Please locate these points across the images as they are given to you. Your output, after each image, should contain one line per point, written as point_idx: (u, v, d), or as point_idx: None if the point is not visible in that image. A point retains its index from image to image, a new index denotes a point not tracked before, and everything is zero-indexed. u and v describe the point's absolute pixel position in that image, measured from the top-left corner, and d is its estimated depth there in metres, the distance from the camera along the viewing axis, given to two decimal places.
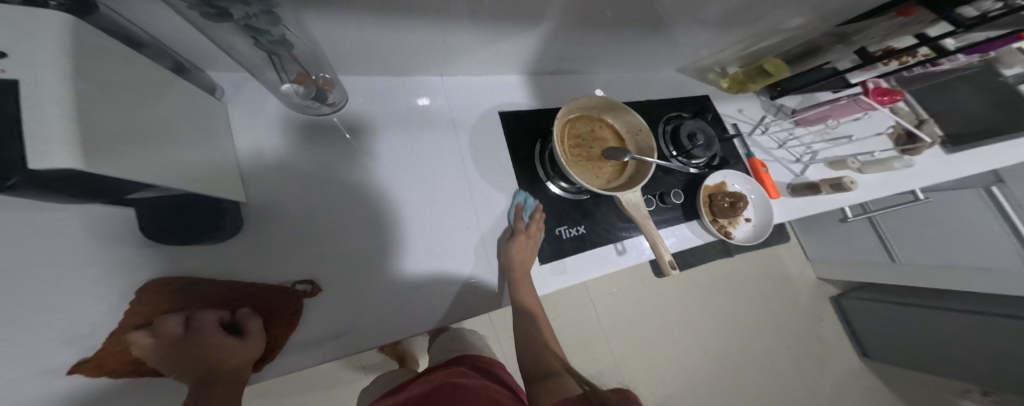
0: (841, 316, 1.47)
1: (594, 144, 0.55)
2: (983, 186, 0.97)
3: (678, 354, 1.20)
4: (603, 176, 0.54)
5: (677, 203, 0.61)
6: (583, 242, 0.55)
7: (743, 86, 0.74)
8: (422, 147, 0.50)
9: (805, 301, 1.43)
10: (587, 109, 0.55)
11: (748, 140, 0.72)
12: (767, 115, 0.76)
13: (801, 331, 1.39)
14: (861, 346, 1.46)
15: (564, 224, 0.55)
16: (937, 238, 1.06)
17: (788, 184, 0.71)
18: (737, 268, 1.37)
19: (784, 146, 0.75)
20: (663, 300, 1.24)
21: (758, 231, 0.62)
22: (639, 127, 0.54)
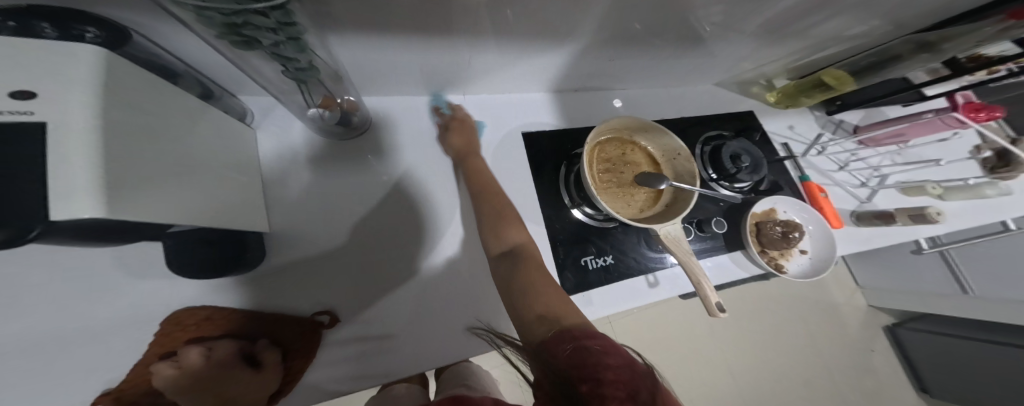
0: (896, 347, 1.29)
1: (625, 169, 0.51)
2: None
3: (705, 383, 1.10)
4: (636, 203, 0.50)
5: (717, 232, 0.55)
6: (609, 273, 0.50)
7: (796, 100, 0.67)
8: (443, 169, 0.48)
9: (853, 330, 1.27)
10: (619, 132, 0.52)
11: (801, 161, 0.64)
12: (824, 133, 0.68)
13: (851, 365, 1.23)
14: (918, 381, 1.26)
15: (589, 253, 0.50)
16: None
17: (851, 212, 0.62)
18: (774, 292, 1.24)
19: (846, 168, 0.66)
20: (689, 323, 1.15)
21: (818, 266, 0.54)
22: (677, 150, 0.50)
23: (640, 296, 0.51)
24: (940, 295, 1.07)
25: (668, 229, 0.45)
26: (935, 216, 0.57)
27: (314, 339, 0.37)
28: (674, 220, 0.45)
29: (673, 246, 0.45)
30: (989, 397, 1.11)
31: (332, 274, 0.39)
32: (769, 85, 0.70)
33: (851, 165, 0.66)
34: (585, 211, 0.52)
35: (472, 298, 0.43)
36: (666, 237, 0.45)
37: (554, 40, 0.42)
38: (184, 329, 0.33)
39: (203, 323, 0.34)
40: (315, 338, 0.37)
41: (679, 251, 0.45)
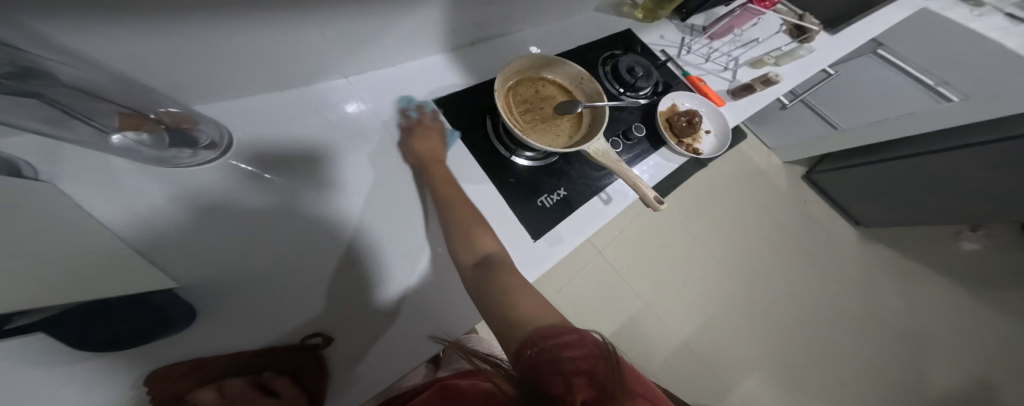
0: (819, 191, 1.50)
1: (546, 105, 0.52)
2: (872, 51, 1.07)
3: (676, 278, 1.27)
4: (564, 134, 0.51)
5: (641, 136, 0.61)
6: (568, 205, 0.53)
7: (656, 13, 0.73)
8: (366, 165, 0.46)
9: (785, 189, 1.47)
10: (525, 71, 0.52)
11: (680, 61, 0.72)
12: (686, 36, 0.75)
13: (792, 216, 1.43)
14: (852, 217, 1.46)
15: (543, 193, 0.53)
16: (860, 103, 1.14)
17: (727, 91, 0.70)
18: (713, 178, 1.43)
19: (710, 59, 0.74)
20: (645, 231, 1.32)
21: (721, 140, 0.64)
22: (579, 74, 0.52)
23: (597, 218, 0.54)
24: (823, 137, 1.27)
25: (597, 145, 0.47)
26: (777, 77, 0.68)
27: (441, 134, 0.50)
28: (602, 133, 0.47)
29: (602, 159, 0.46)
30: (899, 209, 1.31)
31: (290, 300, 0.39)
32: (634, 3, 0.75)
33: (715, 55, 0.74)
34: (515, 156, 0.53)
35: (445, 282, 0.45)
36: (595, 153, 0.46)
37: (408, 5, 0.41)
38: (184, 379, 0.30)
39: (191, 374, 0.30)
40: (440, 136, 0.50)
41: (608, 163, 0.46)
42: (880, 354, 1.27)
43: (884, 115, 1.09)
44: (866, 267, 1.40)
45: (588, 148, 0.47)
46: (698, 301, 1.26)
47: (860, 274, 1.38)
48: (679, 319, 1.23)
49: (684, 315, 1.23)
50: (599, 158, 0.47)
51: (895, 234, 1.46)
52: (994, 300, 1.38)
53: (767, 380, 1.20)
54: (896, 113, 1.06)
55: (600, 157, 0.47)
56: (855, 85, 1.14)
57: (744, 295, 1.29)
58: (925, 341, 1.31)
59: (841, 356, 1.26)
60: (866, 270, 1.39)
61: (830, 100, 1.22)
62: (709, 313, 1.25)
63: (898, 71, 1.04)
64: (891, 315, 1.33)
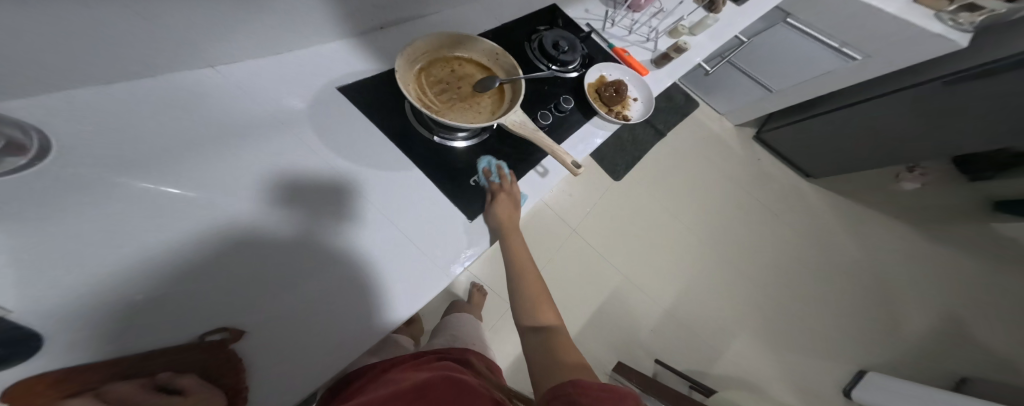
0: (771, 151, 1.57)
1: (463, 84, 0.50)
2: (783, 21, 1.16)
3: (651, 251, 1.26)
4: (484, 112, 0.50)
5: (571, 108, 0.61)
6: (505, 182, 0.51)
7: None
8: (252, 155, 0.40)
9: (740, 151, 1.52)
10: (436, 50, 0.50)
11: (604, 34, 0.75)
12: (609, 10, 0.79)
13: (750, 176, 1.47)
14: (803, 170, 1.53)
15: (476, 173, 0.50)
16: (786, 64, 1.25)
17: (649, 61, 0.76)
18: (673, 147, 1.44)
19: (633, 31, 0.78)
20: (617, 208, 1.28)
21: (646, 105, 0.66)
22: (494, 50, 0.50)
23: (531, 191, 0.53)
24: (762, 100, 1.41)
25: (514, 117, 0.47)
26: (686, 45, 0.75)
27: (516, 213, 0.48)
28: (520, 105, 0.47)
29: (521, 130, 0.47)
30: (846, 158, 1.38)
31: (198, 316, 0.36)
32: None
33: (637, 27, 0.78)
34: (446, 139, 0.51)
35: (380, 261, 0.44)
36: (512, 124, 0.46)
37: None
38: (52, 388, 0.27)
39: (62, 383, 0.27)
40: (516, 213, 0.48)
41: (528, 133, 0.47)
42: (842, 297, 1.34)
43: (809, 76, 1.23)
44: (823, 218, 1.46)
45: (505, 122, 0.46)
46: (672, 269, 1.27)
47: (817, 224, 1.44)
48: (657, 291, 1.22)
49: (661, 285, 1.23)
50: (518, 129, 0.47)
51: (844, 182, 1.54)
52: (936, 234, 1.48)
53: (748, 340, 1.22)
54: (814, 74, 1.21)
55: (518, 128, 0.47)
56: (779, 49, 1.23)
57: (715, 259, 1.31)
58: (879, 279, 1.39)
59: (808, 304, 1.31)
60: (824, 221, 1.45)
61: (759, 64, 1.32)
62: (688, 282, 1.26)
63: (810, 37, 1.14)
64: (848, 259, 1.40)
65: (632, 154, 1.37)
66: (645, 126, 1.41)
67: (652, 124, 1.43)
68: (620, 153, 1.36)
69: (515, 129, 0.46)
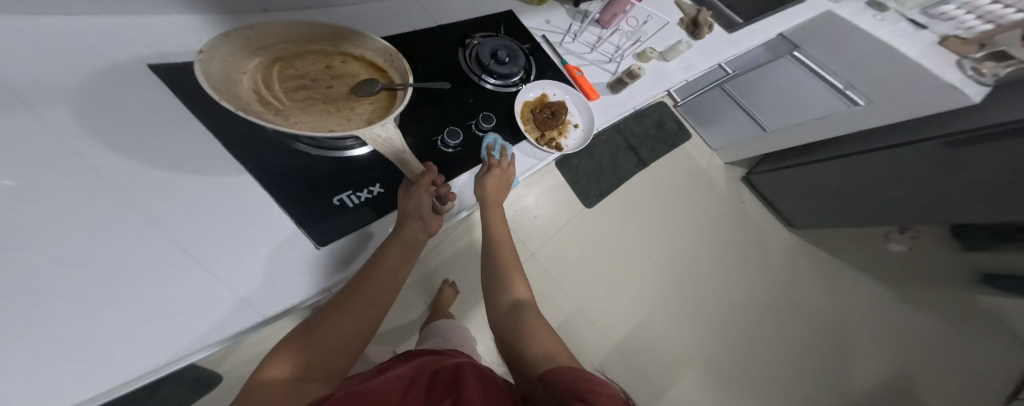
0: (756, 192, 1.54)
1: (339, 84, 0.45)
2: (788, 53, 1.15)
3: (614, 280, 1.20)
4: (355, 117, 0.44)
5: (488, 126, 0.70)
6: (381, 204, 0.45)
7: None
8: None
9: (724, 189, 1.45)
10: (317, 45, 0.45)
11: (560, 48, 0.98)
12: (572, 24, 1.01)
13: (731, 216, 1.41)
14: (786, 218, 1.48)
15: (346, 190, 0.44)
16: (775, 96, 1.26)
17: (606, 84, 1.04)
18: (656, 175, 1.36)
19: (591, 50, 1.02)
20: (586, 232, 1.22)
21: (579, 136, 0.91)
22: (386, 49, 0.46)
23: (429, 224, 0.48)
24: (755, 137, 1.42)
25: (379, 131, 0.42)
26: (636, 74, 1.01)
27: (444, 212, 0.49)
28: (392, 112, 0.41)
29: (384, 148, 0.42)
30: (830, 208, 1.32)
31: None
32: None
33: (598, 45, 1.02)
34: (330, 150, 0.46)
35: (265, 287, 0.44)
36: (371, 138, 0.41)
37: None
38: None
39: None
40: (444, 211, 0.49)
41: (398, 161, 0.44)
42: (809, 353, 1.27)
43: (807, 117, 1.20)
44: (803, 271, 1.38)
45: (363, 132, 0.41)
46: (632, 303, 1.20)
47: (794, 272, 1.38)
48: (611, 323, 1.16)
49: (616, 314, 1.17)
50: (380, 145, 0.42)
51: (828, 236, 1.47)
52: (922, 301, 1.40)
53: (694, 379, 1.17)
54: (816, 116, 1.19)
55: (382, 146, 0.42)
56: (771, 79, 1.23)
57: (679, 296, 1.24)
58: (852, 339, 1.32)
59: (767, 353, 1.24)
60: (804, 274, 1.37)
61: (749, 93, 1.32)
62: (646, 317, 1.19)
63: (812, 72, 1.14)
64: (821, 314, 1.33)
65: (609, 180, 1.28)
66: (628, 152, 1.33)
67: (635, 151, 1.35)
68: (597, 178, 1.27)
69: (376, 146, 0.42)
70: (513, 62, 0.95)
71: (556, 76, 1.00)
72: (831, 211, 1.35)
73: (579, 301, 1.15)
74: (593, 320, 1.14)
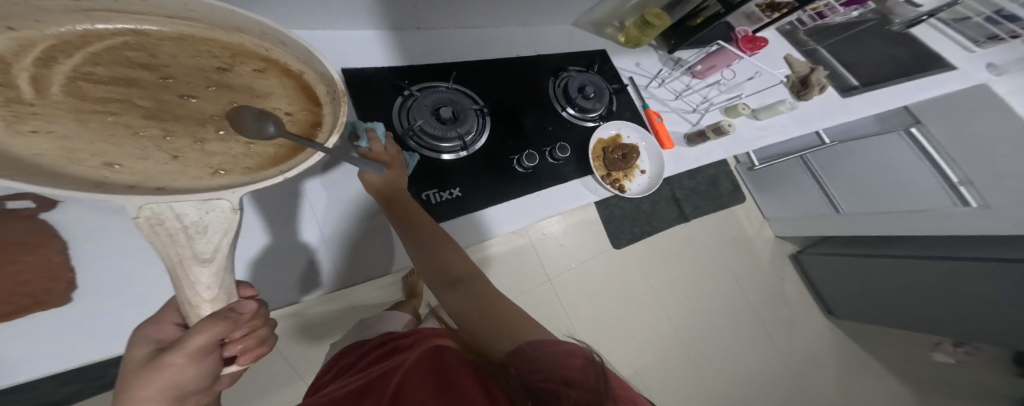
0: (799, 270, 1.55)
1: (219, 101, 0.32)
2: (904, 129, 1.06)
3: (646, 324, 1.28)
4: (193, 156, 0.31)
5: (565, 157, 0.81)
6: (456, 201, 0.72)
7: (638, 40, 1.02)
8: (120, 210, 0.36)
9: (766, 262, 1.51)
10: (235, 38, 0.30)
11: (646, 91, 1.00)
12: (664, 68, 1.05)
13: (766, 284, 1.48)
14: (826, 305, 1.51)
15: (436, 189, 0.70)
16: (858, 168, 1.19)
17: (687, 134, 0.98)
18: (699, 232, 1.44)
19: (679, 97, 1.03)
20: (626, 271, 1.31)
21: (649, 183, 0.90)
22: (330, 87, 0.33)
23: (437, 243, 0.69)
24: (822, 216, 1.37)
25: (189, 214, 0.29)
26: (726, 127, 0.94)
27: (266, 347, 0.42)
28: (243, 188, 0.31)
29: (169, 248, 0.28)
30: (876, 302, 1.33)
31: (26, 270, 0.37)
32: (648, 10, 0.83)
33: (684, 94, 1.03)
34: (429, 151, 0.71)
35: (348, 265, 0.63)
36: (151, 218, 0.27)
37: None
38: None
39: None
40: (263, 350, 0.41)
41: (186, 287, 0.30)
42: None
43: (892, 206, 1.16)
44: (822, 355, 1.45)
45: (136, 210, 0.27)
46: (646, 337, 1.27)
47: (813, 349, 1.45)
48: (634, 361, 1.24)
49: (638, 351, 1.25)
50: (168, 237, 0.28)
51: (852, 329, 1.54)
52: None
53: None
54: (905, 208, 1.13)
55: (168, 238, 0.28)
56: (862, 152, 1.16)
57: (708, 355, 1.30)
58: None
59: None
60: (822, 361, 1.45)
61: (830, 166, 1.26)
62: (669, 363, 1.26)
63: (922, 156, 1.05)
64: (813, 386, 1.40)
65: (644, 227, 1.36)
66: (671, 203, 1.43)
67: (678, 203, 1.44)
68: (631, 222, 1.35)
69: (159, 248, 0.28)
70: (598, 98, 0.91)
71: (632, 118, 0.96)
72: (876, 307, 1.35)
73: (610, 338, 1.23)
74: (622, 359, 1.22)
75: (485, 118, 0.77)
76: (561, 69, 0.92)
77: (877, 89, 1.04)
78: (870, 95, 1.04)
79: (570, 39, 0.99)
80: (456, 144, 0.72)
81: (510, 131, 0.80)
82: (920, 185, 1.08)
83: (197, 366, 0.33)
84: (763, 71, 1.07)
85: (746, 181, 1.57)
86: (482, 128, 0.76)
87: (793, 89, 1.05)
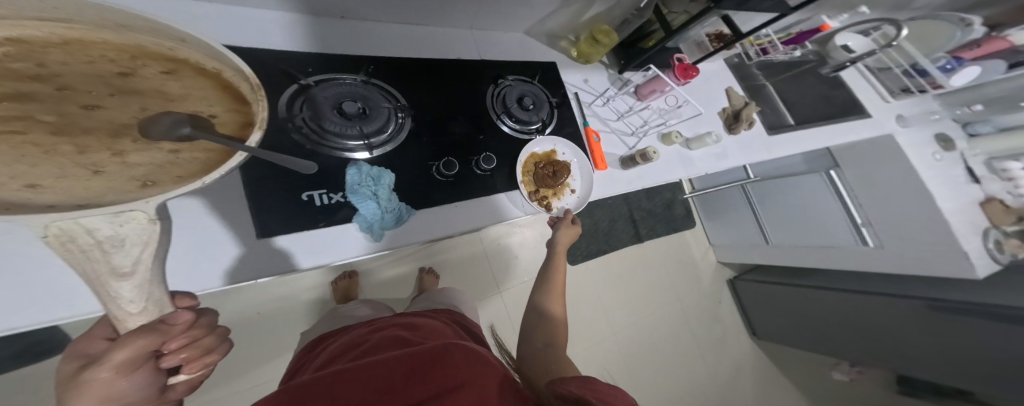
0: (734, 295, 1.69)
1: (127, 108, 0.31)
2: (826, 171, 1.20)
3: (596, 340, 1.32)
4: (116, 169, 0.27)
5: (490, 168, 0.78)
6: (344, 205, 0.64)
7: (588, 57, 1.01)
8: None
9: (706, 285, 1.63)
10: (130, 38, 0.33)
11: (588, 109, 1.02)
12: (610, 87, 1.06)
13: (702, 305, 1.59)
14: (752, 327, 1.65)
15: (324, 190, 0.62)
16: (787, 204, 1.32)
17: (623, 157, 1.02)
18: (648, 252, 1.53)
19: (621, 118, 1.06)
20: (579, 289, 1.34)
21: (576, 201, 0.91)
22: (245, 78, 0.33)
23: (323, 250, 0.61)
24: (755, 245, 1.50)
25: (103, 231, 0.23)
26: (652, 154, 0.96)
27: (217, 354, 0.37)
28: (163, 194, 0.25)
29: (81, 263, 0.24)
30: (796, 327, 1.47)
31: None
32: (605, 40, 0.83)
33: (626, 116, 1.06)
34: (332, 148, 0.65)
35: (305, 253, 0.60)
36: (61, 235, 0.22)
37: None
38: None
39: None
40: (213, 358, 0.36)
41: (106, 302, 0.26)
42: None
43: (812, 241, 1.30)
44: (745, 373, 1.59)
45: (44, 229, 0.21)
46: (592, 355, 1.31)
47: (737, 366, 1.58)
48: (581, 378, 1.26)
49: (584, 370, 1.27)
50: (80, 252, 0.24)
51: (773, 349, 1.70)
52: None
53: None
54: (820, 243, 1.28)
55: (80, 253, 0.23)
56: (791, 190, 1.29)
57: (645, 372, 1.38)
58: None
59: None
60: (744, 379, 1.58)
61: (762, 198, 1.38)
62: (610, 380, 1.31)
63: (836, 196, 1.20)
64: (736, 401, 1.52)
65: (601, 245, 1.43)
66: (627, 223, 1.52)
67: (634, 223, 1.54)
68: (589, 239, 1.41)
69: (69, 266, 0.23)
70: (537, 109, 0.90)
71: (575, 136, 0.96)
72: (795, 331, 1.49)
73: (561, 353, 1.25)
74: None
75: (401, 117, 0.72)
76: (499, 76, 0.90)
77: (799, 129, 1.11)
78: (797, 134, 1.11)
79: (521, 48, 0.97)
80: (360, 143, 0.66)
81: (427, 136, 0.75)
82: (836, 223, 1.23)
83: (130, 385, 0.30)
84: (702, 99, 1.11)
85: (698, 207, 1.69)
86: (397, 128, 0.71)
87: (727, 122, 1.10)
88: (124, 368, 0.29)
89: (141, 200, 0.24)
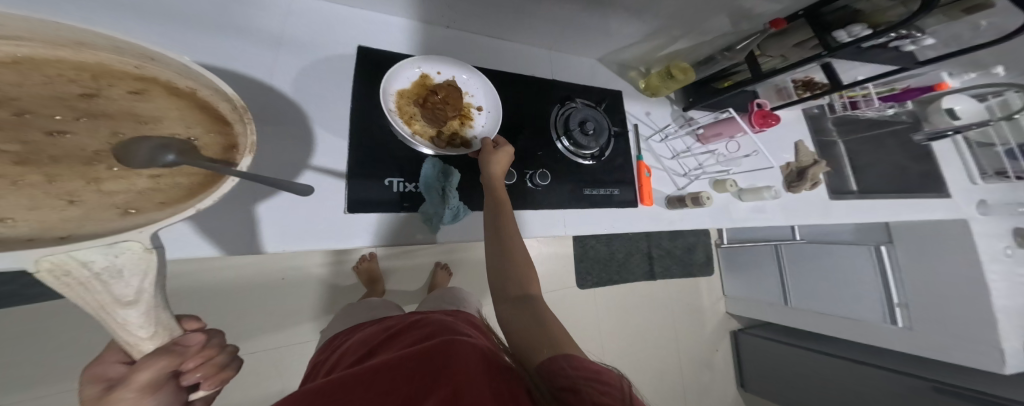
0: (735, 347, 1.77)
1: (98, 132, 0.28)
2: (874, 245, 1.32)
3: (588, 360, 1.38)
4: (94, 198, 0.27)
5: (545, 182, 0.71)
6: (407, 198, 0.59)
7: (655, 91, 0.90)
8: None
9: (708, 332, 1.72)
10: (91, 56, 0.27)
11: (644, 143, 0.91)
12: (671, 124, 0.95)
13: (699, 344, 1.68)
14: (741, 378, 1.75)
15: (400, 177, 0.58)
16: (820, 271, 1.43)
17: (668, 196, 0.90)
18: (670, 289, 1.65)
19: (676, 158, 0.95)
20: (584, 316, 1.42)
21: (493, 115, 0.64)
22: (230, 98, 0.32)
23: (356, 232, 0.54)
24: (772, 304, 1.61)
25: (94, 258, 0.23)
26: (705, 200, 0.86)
27: (234, 369, 0.35)
28: (157, 224, 0.26)
29: (82, 295, 0.24)
30: (784, 384, 1.59)
31: None
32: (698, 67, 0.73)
33: (682, 156, 0.95)
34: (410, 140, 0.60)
35: (293, 239, 0.50)
36: (54, 270, 0.22)
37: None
38: None
39: None
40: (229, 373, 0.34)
41: (116, 331, 0.26)
42: None
43: (832, 306, 1.41)
44: None
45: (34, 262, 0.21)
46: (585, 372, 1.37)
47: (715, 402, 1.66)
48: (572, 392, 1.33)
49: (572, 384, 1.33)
50: (78, 286, 0.23)
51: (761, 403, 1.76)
52: None
53: None
54: (833, 311, 1.41)
55: (79, 289, 0.24)
56: (829, 255, 1.40)
57: None
58: None
59: None
60: None
61: (797, 262, 1.50)
62: None
63: (875, 265, 1.31)
64: None
65: (612, 274, 1.51)
66: (642, 258, 1.59)
67: (650, 260, 1.61)
68: (600, 266, 1.49)
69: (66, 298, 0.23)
70: (597, 135, 0.76)
71: (624, 168, 0.85)
72: (784, 389, 1.59)
73: None
74: None
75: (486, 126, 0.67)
76: (567, 98, 0.79)
77: (864, 197, 1.02)
78: (861, 204, 1.01)
79: (593, 69, 0.87)
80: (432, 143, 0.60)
81: None
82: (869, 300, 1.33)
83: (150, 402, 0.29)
84: (769, 150, 0.99)
85: (722, 259, 1.80)
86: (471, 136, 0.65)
87: (788, 178, 1.00)
88: (148, 388, 0.28)
89: (135, 231, 0.25)
